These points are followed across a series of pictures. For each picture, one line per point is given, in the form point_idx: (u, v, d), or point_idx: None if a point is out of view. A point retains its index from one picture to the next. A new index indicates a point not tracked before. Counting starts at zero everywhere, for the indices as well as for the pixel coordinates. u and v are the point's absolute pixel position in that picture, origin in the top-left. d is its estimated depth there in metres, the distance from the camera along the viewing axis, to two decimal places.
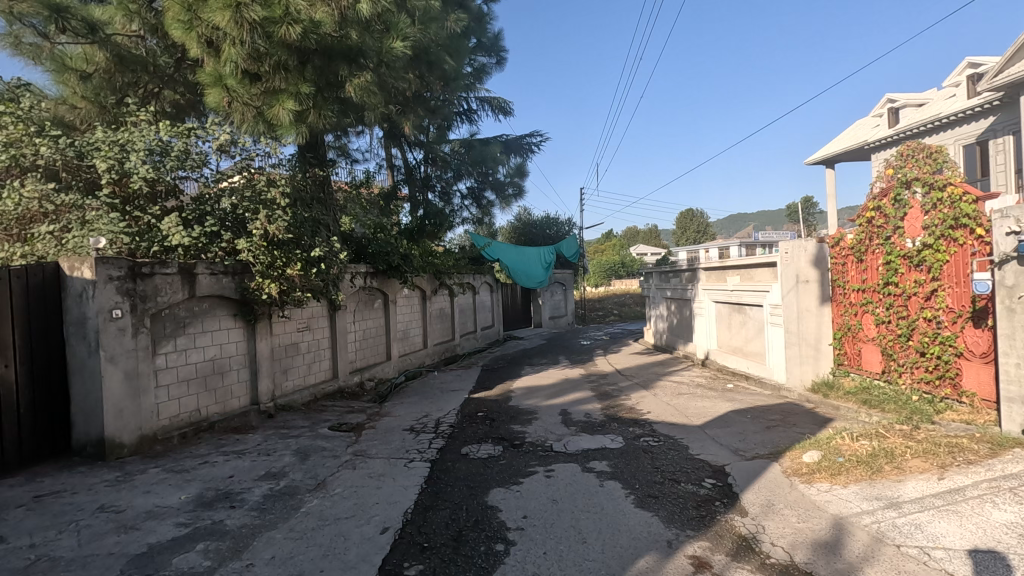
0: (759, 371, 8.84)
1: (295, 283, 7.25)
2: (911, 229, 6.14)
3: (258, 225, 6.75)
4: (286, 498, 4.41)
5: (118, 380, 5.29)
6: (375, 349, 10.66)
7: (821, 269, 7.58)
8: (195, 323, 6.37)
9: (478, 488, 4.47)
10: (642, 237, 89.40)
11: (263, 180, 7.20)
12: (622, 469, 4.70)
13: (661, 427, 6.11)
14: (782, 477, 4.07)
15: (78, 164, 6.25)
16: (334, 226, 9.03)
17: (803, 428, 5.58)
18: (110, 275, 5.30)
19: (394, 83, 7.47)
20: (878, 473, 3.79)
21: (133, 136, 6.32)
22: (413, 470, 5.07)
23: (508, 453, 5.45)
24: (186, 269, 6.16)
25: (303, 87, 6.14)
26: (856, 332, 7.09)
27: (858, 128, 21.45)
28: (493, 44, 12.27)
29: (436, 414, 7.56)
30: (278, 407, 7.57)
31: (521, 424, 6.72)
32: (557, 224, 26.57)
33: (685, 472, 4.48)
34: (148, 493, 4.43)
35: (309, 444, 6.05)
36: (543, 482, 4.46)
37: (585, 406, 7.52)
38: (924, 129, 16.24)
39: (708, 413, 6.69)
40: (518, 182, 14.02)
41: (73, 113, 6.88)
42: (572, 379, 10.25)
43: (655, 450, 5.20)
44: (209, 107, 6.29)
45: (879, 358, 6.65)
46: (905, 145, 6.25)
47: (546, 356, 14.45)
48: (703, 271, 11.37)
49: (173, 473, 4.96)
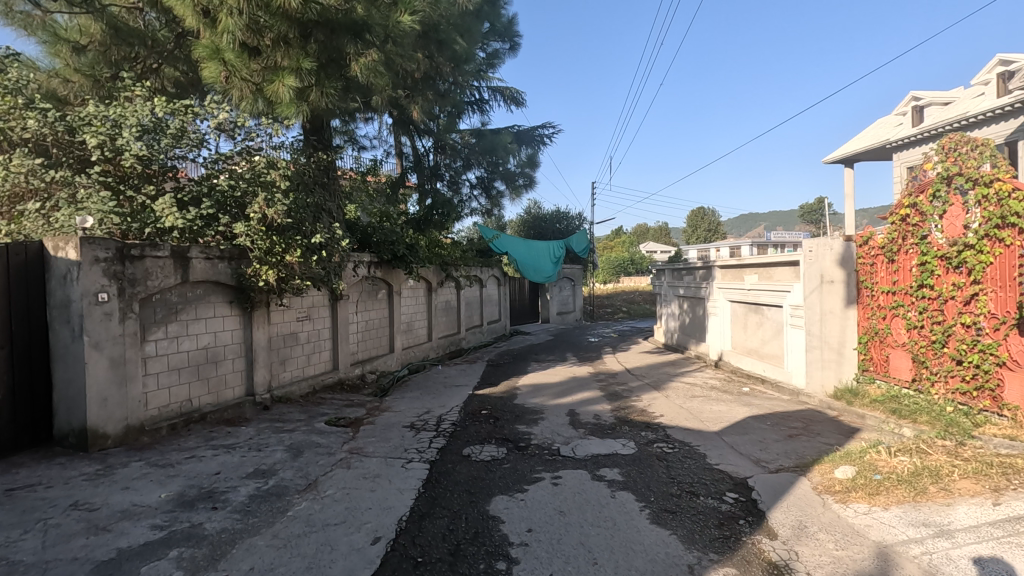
0: (776, 374, 8.46)
1: (294, 270, 6.96)
2: (951, 228, 5.72)
3: (257, 208, 6.47)
4: (273, 499, 4.11)
5: (102, 367, 5.03)
6: (377, 340, 10.35)
7: (848, 270, 7.20)
8: (188, 309, 6.08)
9: (479, 495, 4.14)
10: (652, 234, 88.94)
11: (263, 161, 6.88)
12: (635, 478, 4.36)
13: (676, 432, 5.75)
14: (813, 495, 3.70)
15: (70, 140, 5.98)
16: (337, 213, 8.72)
17: (828, 439, 5.22)
18: (96, 256, 5.02)
19: (403, 62, 7.07)
20: (923, 495, 3.41)
21: (126, 111, 6.01)
22: (411, 472, 4.75)
23: (512, 456, 5.12)
24: (179, 252, 5.86)
25: (304, 62, 5.80)
26: (884, 337, 6.69)
27: (880, 127, 20.84)
28: (507, 29, 11.81)
29: (438, 411, 7.25)
30: (274, 398, 7.30)
31: (527, 424, 6.39)
32: (567, 219, 26.05)
33: (703, 484, 4.13)
34: (126, 490, 4.14)
35: (303, 439, 5.75)
36: (548, 491, 4.13)
37: (595, 407, 7.18)
38: (949, 128, 15.69)
39: (724, 418, 6.34)
40: (529, 173, 13.47)
41: (67, 87, 6.56)
42: (580, 377, 9.89)
43: (670, 457, 4.85)
44: (206, 82, 5.97)
45: (909, 365, 6.28)
46: (946, 138, 5.82)
47: (553, 352, 14.14)
48: (718, 269, 11.00)
49: (156, 468, 4.67)
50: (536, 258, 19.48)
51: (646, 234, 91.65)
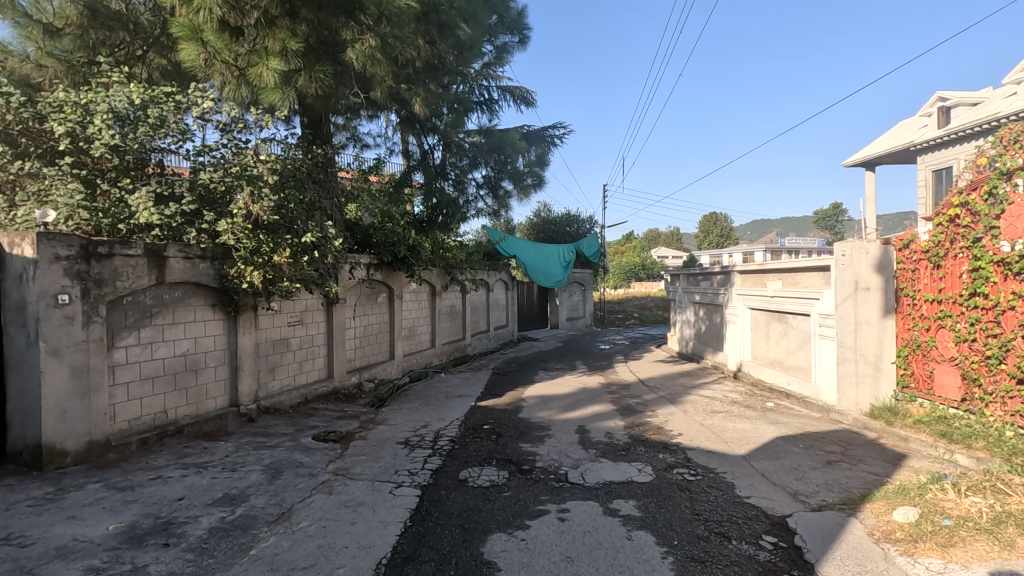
0: (803, 388, 7.81)
1: (283, 271, 6.42)
2: (1010, 229, 5.06)
3: (241, 204, 5.96)
4: (236, 534, 3.57)
5: (62, 376, 4.56)
6: (376, 347, 9.83)
7: (886, 276, 6.54)
8: (164, 313, 5.60)
9: (473, 532, 3.58)
10: (664, 239, 87.91)
11: (251, 155, 6.38)
12: (654, 514, 3.75)
13: (698, 455, 5.15)
14: (870, 544, 3.10)
15: (39, 129, 5.53)
16: (333, 211, 8.21)
17: (873, 467, 4.61)
18: (56, 254, 4.55)
19: (403, 47, 6.56)
20: (1011, 551, 2.83)
21: (98, 97, 5.54)
22: (399, 501, 4.19)
23: (513, 482, 4.55)
24: (154, 251, 5.38)
25: (291, 43, 5.35)
26: (928, 350, 6.03)
27: (904, 128, 20.10)
28: (517, 21, 11.35)
29: (436, 425, 6.71)
30: (261, 410, 6.79)
31: (532, 442, 5.81)
32: (576, 223, 25.24)
33: (735, 524, 3.53)
34: (71, 520, 3.63)
35: (284, 458, 5.21)
36: (554, 529, 3.56)
37: (606, 423, 6.58)
38: (980, 128, 14.96)
39: (750, 439, 5.74)
40: (539, 172, 12.68)
41: (41, 73, 6.08)
42: (590, 389, 9.29)
43: (694, 487, 4.25)
44: (184, 66, 5.48)
45: (958, 383, 5.64)
46: (1006, 128, 5.19)
47: (562, 360, 13.54)
48: (737, 274, 10.35)
49: (113, 491, 4.15)
50: (545, 261, 18.91)
51: (657, 239, 90.55)
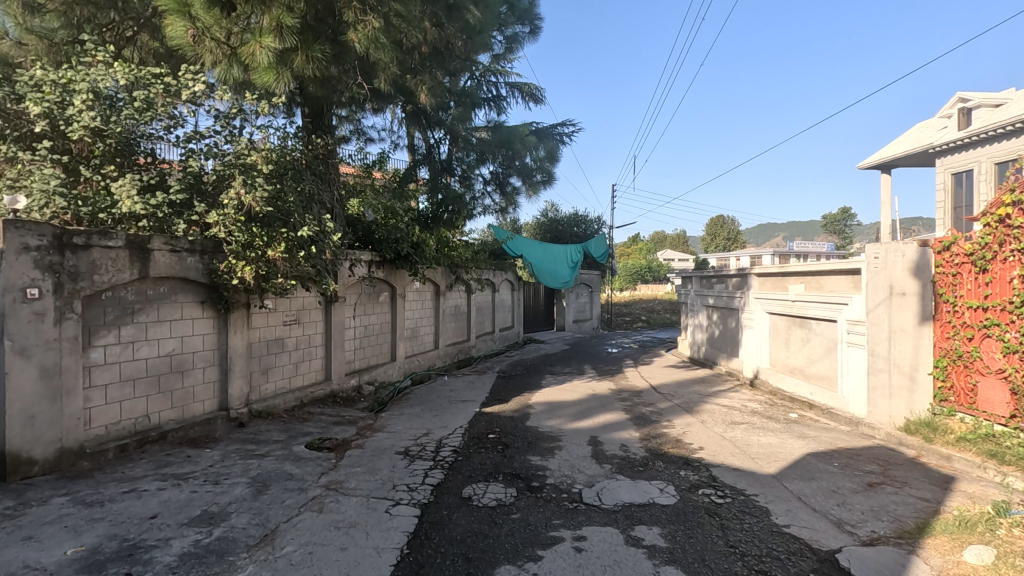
0: (827, 399, 7.36)
1: (277, 267, 5.94)
2: None
3: (233, 194, 5.51)
4: (210, 562, 3.15)
5: (30, 378, 4.17)
6: (377, 348, 9.42)
7: (923, 280, 6.04)
8: (147, 310, 5.20)
9: (478, 564, 3.15)
10: (671, 242, 87.20)
11: (246, 144, 5.96)
12: (683, 545, 3.32)
13: (724, 473, 4.71)
14: None
15: (16, 110, 5.17)
16: (332, 205, 7.79)
17: (920, 491, 4.17)
18: (25, 244, 4.16)
19: (410, 30, 6.16)
20: None
21: (80, 75, 5.15)
22: (396, 522, 3.77)
23: (522, 502, 4.12)
24: (137, 242, 4.96)
25: (286, 19, 4.94)
26: (971, 361, 5.52)
27: (922, 130, 19.53)
28: (527, 11, 10.94)
29: (438, 434, 6.29)
30: (252, 414, 6.39)
31: (541, 455, 5.37)
32: (586, 224, 24.81)
33: (778, 560, 3.10)
34: (27, 542, 3.22)
35: (272, 469, 4.80)
36: (570, 562, 3.13)
37: (620, 434, 6.14)
38: (1005, 129, 14.39)
39: (777, 454, 5.30)
40: (549, 168, 12.21)
41: (21, 52, 5.74)
42: (599, 395, 8.84)
43: (726, 512, 3.81)
44: (172, 42, 5.09)
45: (1007, 398, 5.16)
46: None
47: (570, 364, 13.11)
48: (756, 277, 9.89)
49: (80, 507, 3.74)
50: (553, 262, 18.42)
51: (665, 241, 89.84)
